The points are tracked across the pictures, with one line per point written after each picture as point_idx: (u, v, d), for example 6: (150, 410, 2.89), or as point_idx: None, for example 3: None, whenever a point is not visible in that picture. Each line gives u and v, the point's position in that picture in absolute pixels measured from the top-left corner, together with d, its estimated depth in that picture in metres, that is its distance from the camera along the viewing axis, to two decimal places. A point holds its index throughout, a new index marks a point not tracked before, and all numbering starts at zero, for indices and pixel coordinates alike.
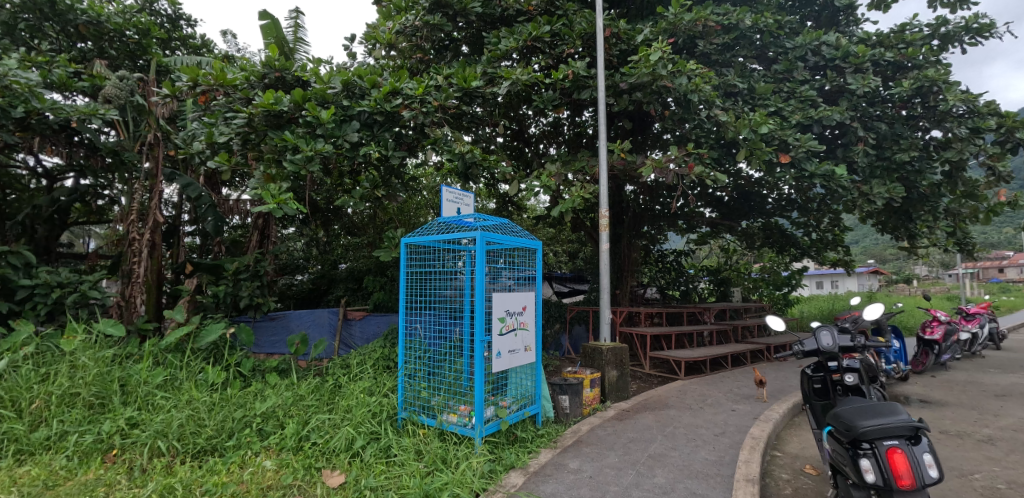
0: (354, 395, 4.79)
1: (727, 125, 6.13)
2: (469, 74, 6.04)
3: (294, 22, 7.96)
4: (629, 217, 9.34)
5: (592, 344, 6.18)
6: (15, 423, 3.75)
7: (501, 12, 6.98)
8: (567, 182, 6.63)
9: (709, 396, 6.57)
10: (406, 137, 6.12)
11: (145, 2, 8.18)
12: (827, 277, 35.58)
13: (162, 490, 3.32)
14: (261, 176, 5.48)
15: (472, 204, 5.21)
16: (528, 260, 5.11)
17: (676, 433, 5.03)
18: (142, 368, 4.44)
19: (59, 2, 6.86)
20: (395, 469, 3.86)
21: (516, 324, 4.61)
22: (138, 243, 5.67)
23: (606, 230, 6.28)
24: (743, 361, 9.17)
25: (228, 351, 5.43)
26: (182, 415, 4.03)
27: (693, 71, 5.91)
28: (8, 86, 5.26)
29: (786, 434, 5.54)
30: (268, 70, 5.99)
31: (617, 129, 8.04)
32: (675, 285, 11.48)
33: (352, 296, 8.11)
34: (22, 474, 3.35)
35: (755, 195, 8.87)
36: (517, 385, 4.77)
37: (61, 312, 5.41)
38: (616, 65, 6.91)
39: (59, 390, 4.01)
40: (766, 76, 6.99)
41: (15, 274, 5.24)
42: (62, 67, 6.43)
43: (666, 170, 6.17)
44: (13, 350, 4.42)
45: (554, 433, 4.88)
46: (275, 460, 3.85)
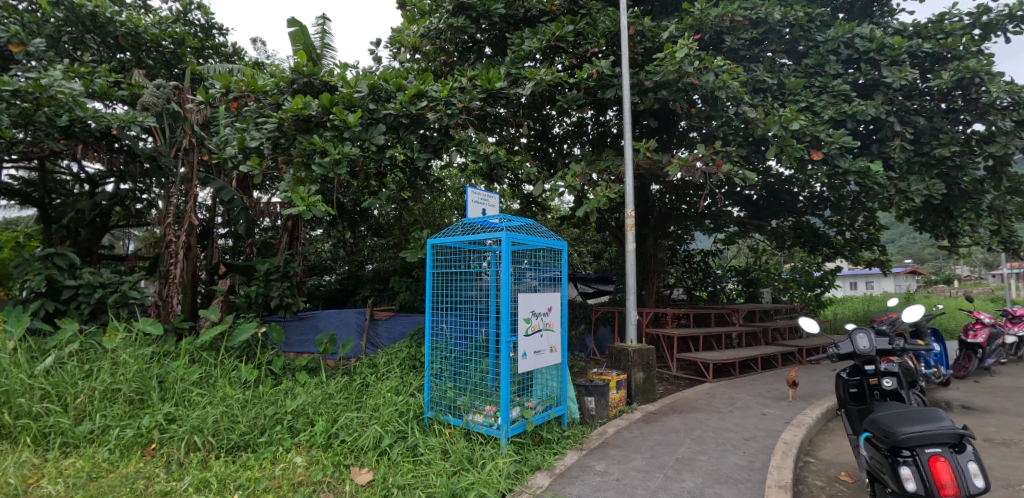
0: (381, 394, 4.85)
1: (756, 122, 6.02)
2: (493, 75, 6.05)
3: (321, 28, 8.12)
4: (655, 217, 9.22)
5: (618, 345, 6.11)
6: (61, 417, 3.90)
7: (525, 12, 6.99)
8: (593, 182, 6.58)
9: (739, 400, 6.43)
10: (431, 139, 6.18)
11: (179, 12, 8.47)
12: (861, 277, 34.58)
13: (198, 484, 3.42)
14: (290, 179, 5.60)
15: (497, 205, 5.22)
16: (554, 261, 5.09)
17: (704, 437, 4.94)
18: (179, 365, 4.58)
19: (100, 15, 7.14)
20: (422, 468, 3.89)
21: (542, 324, 4.60)
22: (174, 245, 5.85)
23: (632, 231, 6.15)
24: (774, 364, 8.96)
25: (260, 350, 5.57)
26: (217, 412, 4.14)
27: (721, 67, 5.80)
28: (54, 96, 5.56)
29: (820, 439, 5.39)
30: (297, 75, 6.12)
31: (642, 128, 7.96)
32: (703, 285, 11.30)
33: (378, 297, 8.22)
34: (68, 466, 3.48)
35: (785, 193, 8.68)
36: (542, 386, 4.76)
37: (103, 312, 5.62)
38: (641, 64, 6.83)
39: (102, 386, 4.15)
40: (797, 71, 6.83)
41: (62, 274, 5.48)
42: (103, 77, 6.69)
43: (693, 169, 6.08)
44: (59, 347, 4.61)
45: (579, 435, 4.84)
46: (306, 456, 3.92)
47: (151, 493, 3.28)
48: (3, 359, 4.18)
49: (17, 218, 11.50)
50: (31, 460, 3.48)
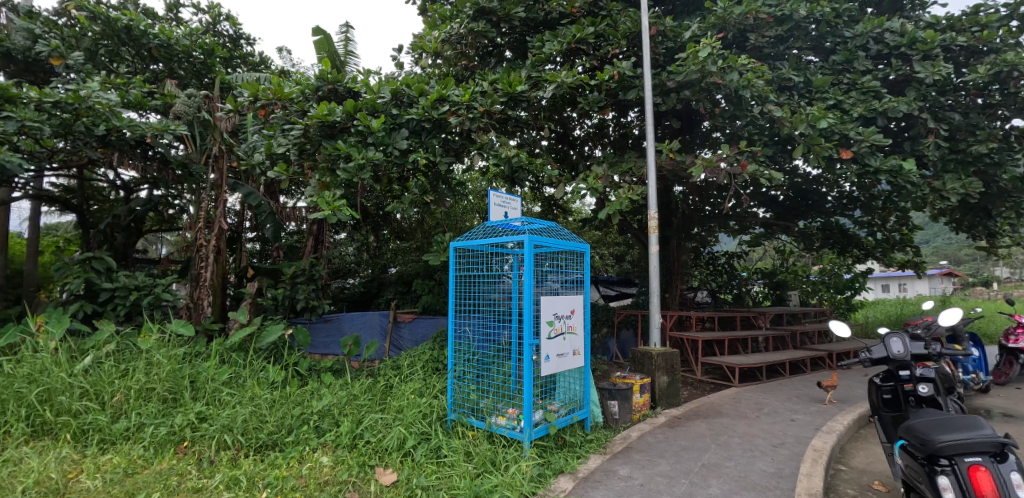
0: (405, 395, 4.88)
1: (782, 120, 5.89)
2: (514, 78, 6.06)
3: (345, 35, 8.27)
4: (679, 219, 9.09)
5: (641, 348, 6.05)
6: (99, 414, 4.02)
7: (545, 15, 7.00)
8: (614, 184, 6.53)
9: (767, 405, 6.30)
10: (453, 142, 6.25)
11: (209, 24, 8.72)
12: (893, 279, 33.58)
13: (229, 482, 3.50)
14: (316, 184, 5.70)
15: (520, 208, 5.23)
16: (576, 263, 5.07)
17: (731, 443, 4.85)
18: (209, 365, 4.70)
19: (134, 29, 7.39)
20: (445, 470, 3.91)
21: (565, 327, 4.58)
22: (205, 249, 5.98)
23: (655, 233, 6.08)
24: (803, 369, 8.75)
25: (287, 351, 5.68)
26: (246, 411, 4.23)
27: (745, 65, 5.71)
28: (91, 106, 5.77)
29: (852, 447, 5.24)
30: (322, 82, 6.24)
31: (664, 128, 7.89)
32: (728, 288, 11.12)
33: (400, 299, 8.31)
34: (105, 462, 3.59)
35: (813, 193, 8.49)
36: (565, 390, 4.73)
37: (138, 313, 5.81)
38: (663, 64, 6.78)
39: (137, 385, 4.27)
40: (823, 68, 6.69)
41: (99, 277, 5.68)
42: (138, 87, 6.92)
43: (717, 169, 6.00)
44: (97, 347, 4.76)
45: (603, 439, 4.80)
46: (332, 456, 3.97)
47: (184, 489, 3.36)
48: (45, 359, 4.34)
49: (57, 225, 11.96)
50: (71, 456, 3.60)
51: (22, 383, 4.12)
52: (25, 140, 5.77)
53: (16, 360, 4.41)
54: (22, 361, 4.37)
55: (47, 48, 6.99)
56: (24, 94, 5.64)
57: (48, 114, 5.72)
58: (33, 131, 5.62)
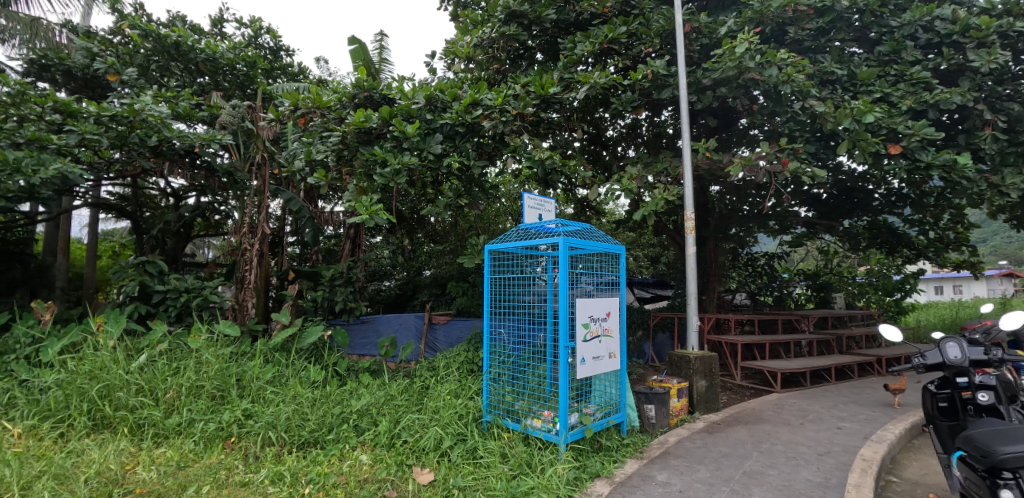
0: (441, 396, 4.92)
1: (825, 116, 5.68)
2: (546, 81, 6.08)
3: (380, 44, 8.45)
4: (716, 220, 8.88)
5: (678, 352, 5.94)
6: (153, 410, 4.21)
7: (576, 16, 6.99)
8: (649, 185, 6.43)
9: (811, 412, 6.07)
10: (486, 146, 6.29)
11: (251, 37, 9.06)
12: (948, 281, 31.91)
13: (274, 477, 3.61)
14: (354, 189, 5.84)
15: (554, 210, 5.21)
16: (612, 265, 5.02)
17: (774, 450, 4.70)
18: (254, 364, 4.86)
19: (182, 44, 7.74)
20: (481, 471, 3.93)
21: (601, 330, 4.54)
22: (249, 253, 6.18)
23: (691, 234, 5.95)
24: (850, 375, 8.40)
25: (327, 352, 5.83)
26: (289, 409, 4.35)
27: (785, 60, 5.57)
28: (145, 118, 6.07)
29: (904, 457, 5.00)
30: (358, 90, 6.39)
31: (700, 127, 7.74)
32: (768, 290, 10.80)
33: (435, 301, 8.44)
34: (159, 455, 3.74)
35: (858, 191, 8.17)
36: (601, 393, 4.68)
37: (187, 315, 6.09)
38: (698, 61, 6.67)
39: (188, 382, 4.46)
40: (869, 60, 6.44)
41: (152, 280, 5.97)
42: (186, 100, 7.25)
43: (756, 168, 5.82)
44: (151, 346, 4.98)
45: (640, 444, 4.72)
46: (371, 455, 4.04)
47: (232, 483, 3.49)
48: (105, 356, 4.55)
49: (113, 231, 12.60)
50: (128, 449, 3.77)
51: (85, 379, 4.35)
52: (85, 152, 6.11)
53: (77, 358, 4.65)
54: (83, 359, 4.61)
55: (104, 66, 7.40)
56: (85, 109, 5.99)
57: (106, 127, 6.06)
58: (92, 143, 5.96)
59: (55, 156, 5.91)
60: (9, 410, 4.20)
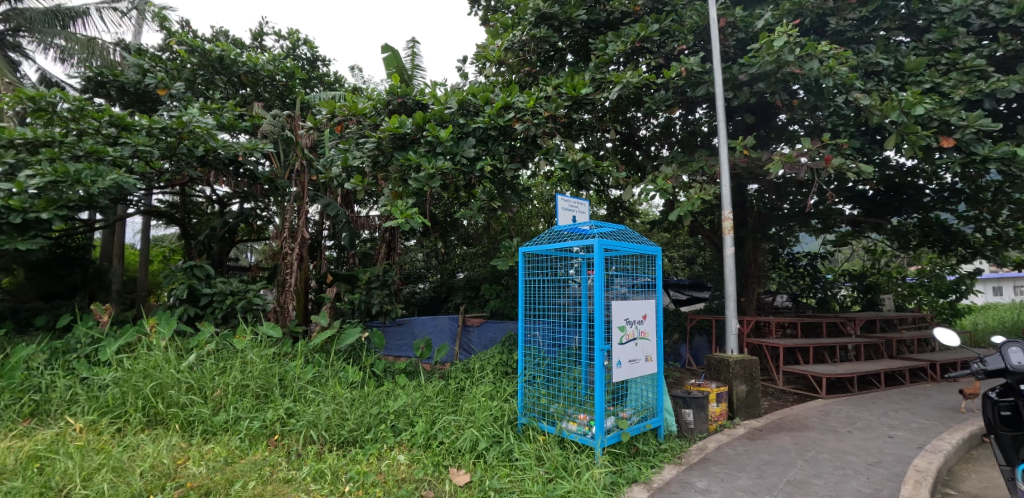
0: (476, 398, 4.93)
1: (871, 109, 5.47)
2: (578, 82, 6.04)
3: (412, 50, 8.59)
4: (754, 219, 8.65)
5: (717, 356, 5.79)
6: (202, 407, 4.37)
7: (607, 16, 6.95)
8: (685, 184, 6.31)
9: (860, 419, 5.82)
10: (518, 148, 6.30)
11: (289, 49, 9.36)
12: (1007, 282, 30.15)
13: (316, 474, 3.70)
14: (389, 194, 5.95)
15: (588, 211, 5.17)
16: (647, 267, 4.93)
17: (819, 459, 4.52)
18: (296, 365, 4.99)
19: (226, 58, 8.06)
20: (518, 473, 3.93)
21: (637, 333, 4.47)
22: (290, 257, 6.36)
23: (729, 234, 5.79)
24: (901, 381, 8.02)
25: (365, 353, 5.94)
26: (329, 409, 4.45)
27: (826, 52, 5.39)
28: (192, 130, 6.34)
29: (962, 469, 4.73)
30: (392, 96, 6.49)
31: (736, 124, 7.56)
32: (811, 292, 10.44)
33: (469, 304, 8.52)
34: (208, 451, 3.87)
35: (907, 187, 7.81)
36: (637, 396, 4.61)
37: (233, 316, 6.30)
38: (733, 57, 6.53)
39: (234, 381, 4.62)
40: (917, 49, 6.15)
41: (199, 283, 6.23)
42: (230, 111, 7.52)
43: (798, 164, 5.63)
44: (199, 346, 5.18)
45: (678, 449, 4.62)
46: (408, 455, 4.10)
47: (276, 479, 3.58)
48: (157, 356, 4.76)
49: (162, 237, 13.22)
50: (179, 444, 3.93)
51: (140, 378, 4.54)
52: (138, 162, 6.42)
53: (132, 357, 4.86)
54: (138, 358, 4.81)
55: (155, 81, 7.79)
56: (138, 122, 6.29)
57: (156, 139, 6.35)
58: (144, 154, 6.26)
59: (111, 167, 6.22)
60: (71, 406, 4.43)
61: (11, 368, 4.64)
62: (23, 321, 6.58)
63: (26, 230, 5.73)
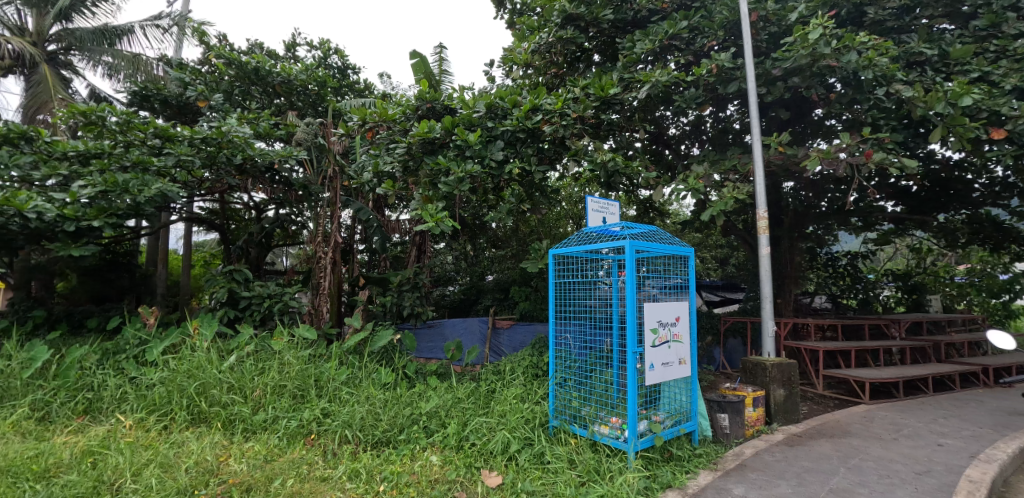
0: (508, 401, 4.93)
1: (914, 101, 5.26)
2: (606, 82, 6.01)
3: (439, 56, 8.69)
4: (790, 219, 8.43)
5: (753, 359, 5.65)
6: (243, 406, 4.50)
7: (634, 14, 6.90)
8: (717, 183, 6.19)
9: (906, 425, 5.58)
10: (547, 150, 6.30)
11: (321, 59, 9.59)
12: None
13: (351, 473, 3.76)
14: (419, 198, 6.04)
15: (618, 213, 5.12)
16: (679, 268, 4.83)
17: (863, 467, 4.35)
18: (331, 366, 5.09)
19: (261, 69, 8.30)
20: (550, 476, 3.91)
21: (670, 335, 4.39)
22: (324, 260, 6.50)
23: (764, 234, 5.64)
24: (950, 386, 7.65)
25: (397, 355, 6.01)
26: (363, 409, 4.52)
27: (865, 43, 5.22)
28: (231, 139, 6.57)
29: (1020, 480, 4.48)
30: (421, 102, 6.56)
31: (770, 120, 7.37)
32: (851, 293, 10.04)
33: (499, 306, 8.55)
34: (248, 448, 3.98)
35: (955, 182, 7.46)
36: (670, 400, 4.53)
37: (270, 319, 6.47)
38: (766, 51, 6.38)
39: (272, 382, 4.74)
40: (963, 36, 5.87)
41: (239, 287, 6.43)
42: (266, 120, 7.74)
43: (836, 160, 5.45)
44: (240, 348, 5.34)
45: (713, 455, 4.51)
46: (440, 456, 4.12)
47: (313, 477, 3.65)
48: (200, 357, 4.92)
49: (203, 242, 13.72)
50: (221, 442, 4.05)
51: (184, 377, 4.71)
52: (181, 172, 6.67)
53: (177, 358, 5.03)
54: (182, 359, 4.98)
55: (195, 93, 8.11)
56: (180, 133, 6.54)
57: (198, 149, 6.59)
58: (187, 164, 6.52)
59: (156, 176, 6.49)
60: (122, 404, 4.62)
61: (66, 368, 4.88)
62: (77, 323, 6.91)
63: (79, 238, 6.02)
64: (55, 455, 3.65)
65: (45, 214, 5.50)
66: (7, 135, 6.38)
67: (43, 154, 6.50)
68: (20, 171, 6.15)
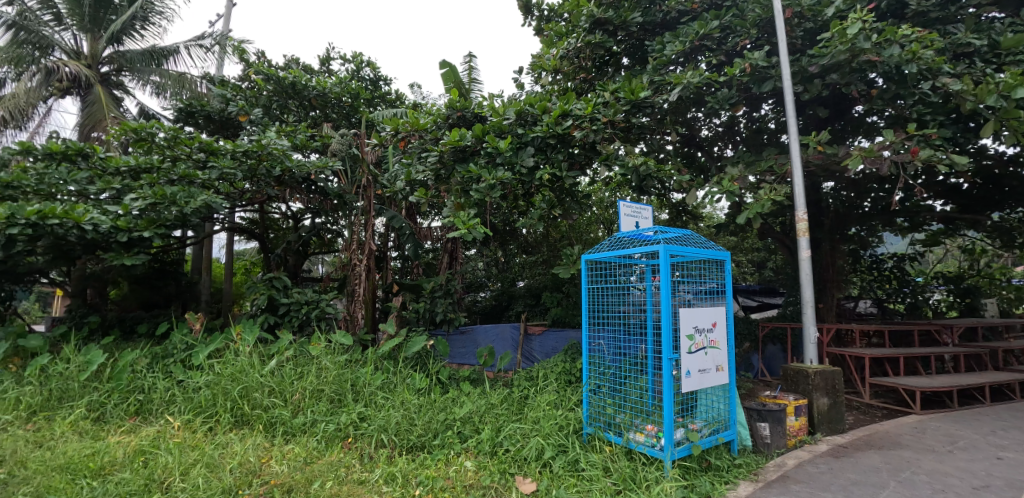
0: (541, 407, 4.90)
1: (963, 94, 5.03)
2: (636, 85, 5.95)
3: (468, 65, 8.79)
4: (831, 220, 8.16)
5: (794, 366, 5.46)
6: (283, 409, 4.62)
7: (663, 16, 6.84)
8: (753, 185, 6.04)
9: (962, 437, 5.29)
10: (577, 155, 6.27)
11: (354, 71, 9.84)
12: None
13: (387, 477, 3.80)
14: (452, 205, 6.11)
15: (651, 217, 5.06)
16: (715, 273, 4.72)
17: (915, 480, 4.14)
18: (366, 371, 5.18)
19: (298, 83, 8.57)
20: (585, 484, 3.86)
21: (706, 341, 4.30)
22: (359, 267, 6.62)
23: (804, 236, 5.46)
24: (1010, 395, 7.21)
25: (430, 361, 6.06)
26: (398, 414, 4.57)
27: (908, 36, 5.03)
28: (270, 152, 6.80)
29: None
30: (451, 111, 6.62)
31: (808, 118, 7.17)
32: (898, 297, 9.59)
33: (531, 312, 8.53)
34: (289, 451, 4.07)
35: (1010, 179, 7.08)
36: (707, 408, 4.43)
37: (308, 325, 6.62)
38: (802, 48, 6.22)
39: (311, 386, 4.84)
40: (1015, 25, 5.59)
41: (279, 293, 6.61)
42: (303, 132, 7.98)
43: (880, 158, 5.25)
44: (280, 352, 5.48)
45: (754, 465, 4.38)
46: (474, 461, 4.12)
47: (351, 480, 3.71)
48: (243, 361, 5.08)
49: (243, 251, 14.19)
50: (263, 444, 4.15)
51: (228, 381, 4.87)
52: (224, 184, 6.93)
53: (221, 362, 5.20)
54: (226, 363, 5.15)
55: (236, 108, 8.41)
56: (223, 146, 6.80)
57: (240, 162, 6.83)
58: (229, 176, 6.78)
59: (200, 189, 6.76)
60: (170, 405, 4.80)
61: (119, 371, 5.10)
62: (128, 328, 7.24)
63: (131, 248, 6.31)
64: (110, 454, 3.82)
65: (100, 226, 5.76)
66: (66, 152, 6.77)
67: (98, 170, 6.85)
68: (78, 185, 6.48)
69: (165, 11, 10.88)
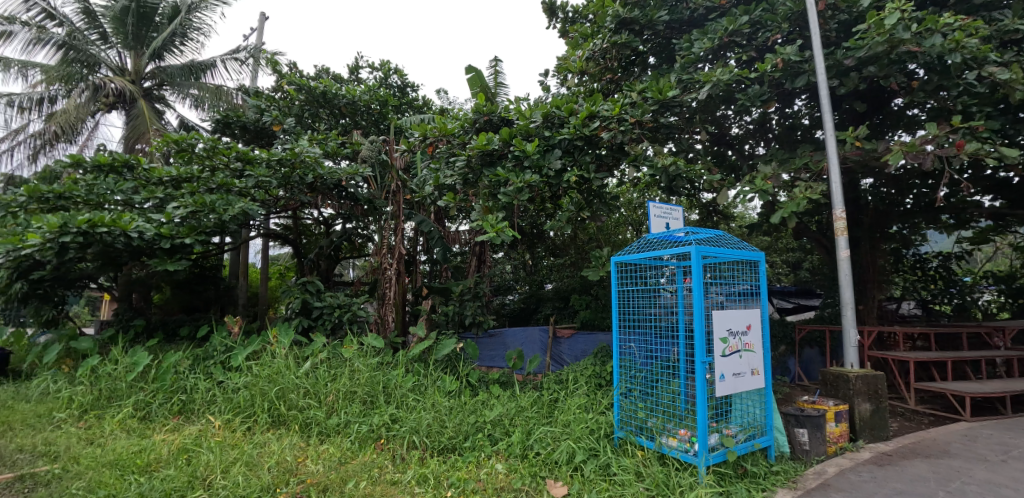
0: (571, 410, 4.87)
1: (1012, 84, 4.80)
2: (664, 85, 5.88)
3: (494, 69, 8.85)
4: (870, 218, 7.88)
5: (834, 370, 5.29)
6: (318, 410, 4.71)
7: (691, 14, 6.75)
8: (787, 183, 5.88)
9: (1017, 445, 5.03)
10: (604, 157, 6.24)
11: (382, 79, 10.03)
12: None
13: (420, 478, 3.84)
14: (480, 208, 6.15)
15: (682, 218, 4.99)
16: (748, 274, 4.61)
17: (966, 490, 3.95)
18: (397, 374, 5.24)
19: (328, 92, 8.77)
20: (617, 488, 3.81)
21: (740, 344, 4.21)
22: (389, 272, 6.72)
23: (843, 235, 5.28)
24: None
25: (460, 364, 6.09)
26: (430, 416, 4.61)
27: (950, 25, 4.84)
28: (303, 159, 6.99)
29: None
30: (478, 115, 6.64)
31: (844, 114, 6.95)
32: (944, 298, 9.19)
33: (559, 315, 8.50)
34: (324, 451, 4.16)
35: None
36: (742, 413, 4.32)
37: (340, 328, 6.74)
38: (837, 41, 6.05)
39: (344, 388, 4.93)
40: None
41: (312, 298, 6.77)
42: (333, 140, 8.17)
43: (922, 153, 5.04)
44: (314, 355, 5.61)
45: (792, 472, 4.25)
46: (505, 464, 4.12)
47: (384, 480, 3.76)
48: (279, 363, 5.21)
49: (278, 256, 14.58)
50: (299, 444, 4.24)
51: (265, 382, 4.99)
52: (260, 191, 7.14)
53: (258, 364, 5.35)
54: (263, 364, 5.28)
55: (271, 118, 8.66)
56: (259, 155, 7.00)
57: (274, 170, 7.04)
58: (264, 184, 6.98)
59: (237, 196, 6.98)
60: (211, 405, 4.96)
61: (163, 372, 5.29)
62: (171, 331, 7.51)
63: (173, 254, 6.55)
64: (156, 451, 3.96)
65: (145, 233, 6.01)
66: (112, 164, 7.09)
67: (142, 180, 7.15)
68: (124, 195, 6.78)
69: (202, 27, 11.32)
